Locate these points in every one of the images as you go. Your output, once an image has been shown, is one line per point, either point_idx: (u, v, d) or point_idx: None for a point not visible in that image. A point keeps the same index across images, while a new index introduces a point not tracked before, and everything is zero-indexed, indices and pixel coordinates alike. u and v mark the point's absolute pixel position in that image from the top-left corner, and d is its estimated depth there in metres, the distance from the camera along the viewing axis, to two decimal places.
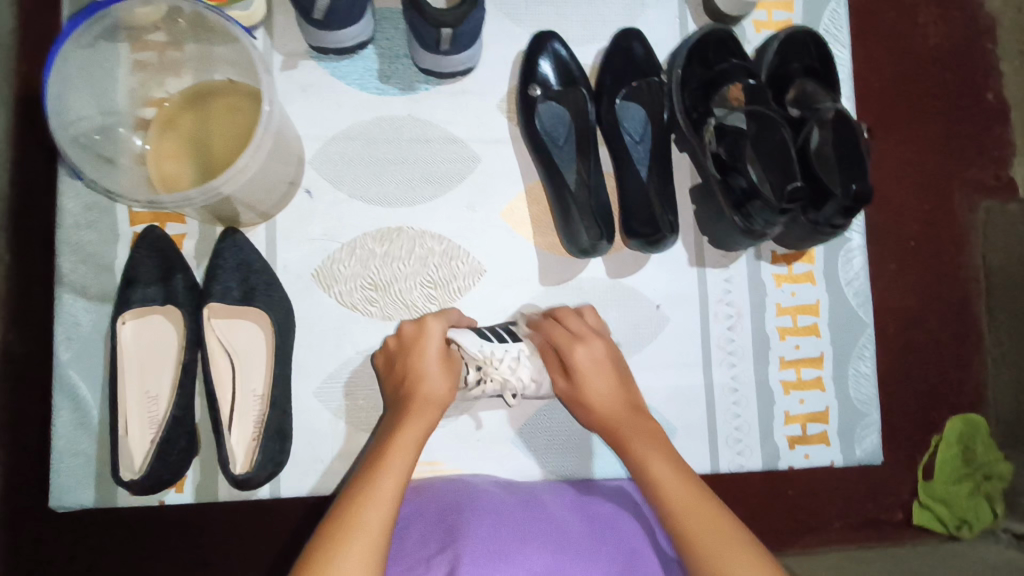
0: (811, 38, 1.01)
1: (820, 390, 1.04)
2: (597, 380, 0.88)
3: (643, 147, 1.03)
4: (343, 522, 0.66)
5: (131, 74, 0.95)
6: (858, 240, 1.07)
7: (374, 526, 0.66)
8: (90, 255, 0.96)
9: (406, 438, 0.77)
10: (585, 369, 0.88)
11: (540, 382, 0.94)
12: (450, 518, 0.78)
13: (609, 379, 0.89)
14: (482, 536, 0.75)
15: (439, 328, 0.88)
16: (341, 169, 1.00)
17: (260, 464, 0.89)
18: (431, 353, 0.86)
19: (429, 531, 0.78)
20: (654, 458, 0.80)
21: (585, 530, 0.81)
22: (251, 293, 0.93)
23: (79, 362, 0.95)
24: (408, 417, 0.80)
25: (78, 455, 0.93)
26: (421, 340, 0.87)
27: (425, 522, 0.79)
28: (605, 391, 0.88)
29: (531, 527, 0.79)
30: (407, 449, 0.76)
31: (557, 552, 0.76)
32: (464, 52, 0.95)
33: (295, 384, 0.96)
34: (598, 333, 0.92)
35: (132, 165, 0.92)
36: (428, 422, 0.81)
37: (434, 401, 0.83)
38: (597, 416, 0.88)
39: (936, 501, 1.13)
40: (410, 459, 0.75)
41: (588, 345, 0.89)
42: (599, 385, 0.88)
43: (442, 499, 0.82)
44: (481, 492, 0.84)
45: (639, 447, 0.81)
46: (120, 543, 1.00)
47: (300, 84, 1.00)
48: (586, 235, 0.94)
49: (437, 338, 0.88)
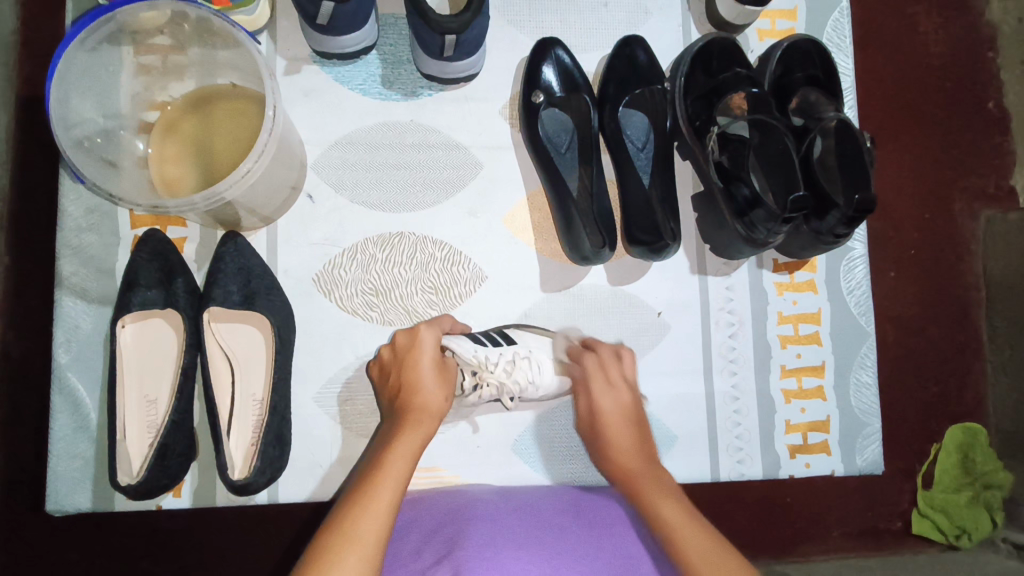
0: (814, 47, 1.00)
1: (820, 399, 1.04)
2: (624, 429, 0.87)
3: (646, 154, 1.03)
4: (337, 534, 0.65)
5: (134, 78, 0.94)
6: (860, 249, 1.07)
7: (367, 537, 0.65)
8: (90, 258, 0.96)
9: (401, 447, 0.76)
10: (609, 418, 0.88)
11: (536, 384, 0.94)
12: (445, 531, 0.77)
13: (631, 429, 0.87)
14: (477, 542, 0.74)
15: (432, 337, 0.87)
16: (342, 173, 1.00)
17: (259, 470, 0.88)
18: (426, 362, 0.85)
19: (423, 545, 0.76)
20: (666, 499, 0.78)
21: (583, 540, 0.80)
22: (252, 297, 0.92)
23: (78, 365, 0.94)
24: (405, 427, 0.79)
25: (75, 458, 0.93)
26: (415, 348, 0.86)
27: (418, 538, 0.78)
28: (627, 440, 0.86)
29: (527, 534, 0.78)
30: (402, 457, 0.75)
31: (554, 557, 0.75)
32: (467, 58, 0.95)
33: (295, 389, 0.96)
34: (625, 379, 0.91)
35: (134, 168, 0.92)
36: (425, 430, 0.79)
37: (431, 409, 0.82)
38: (616, 463, 0.85)
39: (936, 510, 1.12)
40: (405, 468, 0.74)
41: (615, 394, 0.89)
42: (623, 432, 0.87)
43: (436, 517, 0.81)
44: (475, 504, 0.83)
45: (652, 488, 0.79)
46: (118, 546, 1.00)
47: (302, 88, 1.00)
48: (588, 242, 0.94)
49: (430, 345, 0.87)
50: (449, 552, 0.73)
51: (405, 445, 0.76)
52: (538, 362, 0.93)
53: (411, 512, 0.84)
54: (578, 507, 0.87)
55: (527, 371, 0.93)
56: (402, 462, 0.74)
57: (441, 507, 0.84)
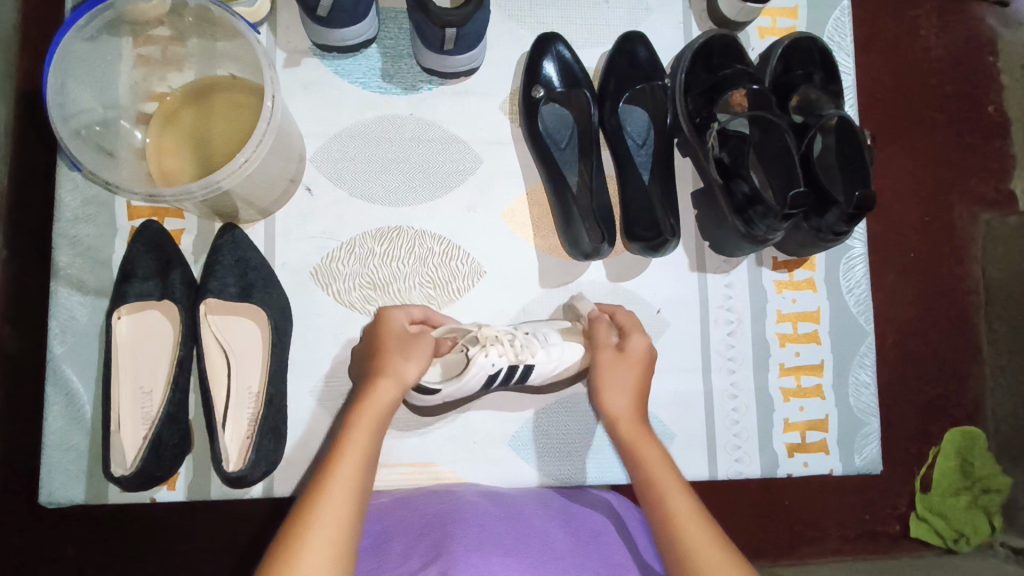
0: (816, 45, 1.01)
1: (819, 398, 1.04)
2: (630, 377, 0.86)
3: (647, 151, 1.03)
4: (300, 516, 0.62)
5: (133, 69, 0.94)
6: (860, 248, 1.06)
7: (332, 513, 0.62)
8: (88, 249, 0.95)
9: (360, 419, 0.73)
10: (635, 356, 0.88)
11: (542, 342, 0.91)
12: (432, 534, 0.76)
13: (636, 381, 0.86)
14: (465, 546, 0.73)
15: (400, 316, 0.88)
16: (342, 166, 0.99)
17: (255, 462, 0.87)
18: (394, 334, 0.85)
19: (410, 549, 0.75)
20: (656, 459, 0.77)
21: (571, 546, 0.79)
22: (249, 290, 0.92)
23: (73, 356, 0.93)
24: (364, 398, 0.75)
25: (69, 450, 0.92)
26: (384, 325, 0.86)
27: (405, 542, 0.76)
28: (629, 393, 0.85)
29: (514, 541, 0.77)
30: (362, 429, 0.71)
31: (540, 564, 0.74)
32: (467, 53, 0.94)
33: (290, 383, 0.95)
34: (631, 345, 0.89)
35: (132, 158, 0.92)
36: (389, 395, 0.76)
37: (394, 375, 0.78)
38: (613, 416, 0.84)
39: (934, 514, 1.12)
40: (366, 440, 0.71)
41: (632, 347, 0.88)
42: (627, 381, 0.86)
43: (421, 518, 0.80)
44: (462, 506, 0.82)
45: (646, 449, 0.78)
46: (115, 539, 1.00)
47: (302, 81, 1.00)
48: (587, 237, 0.94)
49: (398, 323, 0.87)
50: (435, 555, 0.71)
51: (364, 417, 0.73)
52: (543, 334, 0.92)
53: (395, 516, 0.82)
54: (566, 514, 0.86)
55: (534, 339, 0.91)
56: (362, 434, 0.71)
57: (428, 508, 0.82)
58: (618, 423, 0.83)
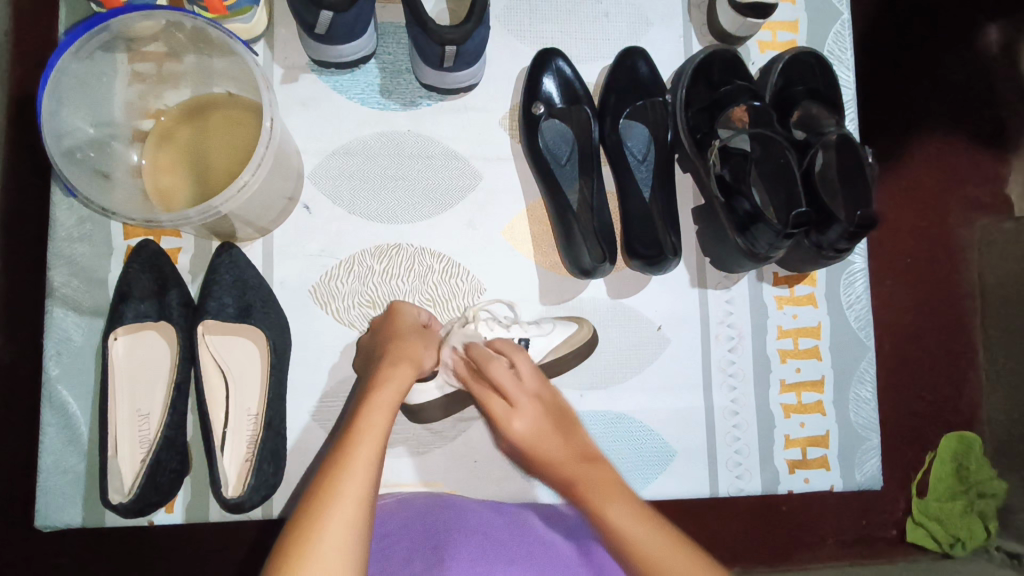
0: (815, 60, 1.00)
1: (820, 414, 1.04)
2: (558, 446, 0.75)
3: (647, 166, 1.03)
4: (316, 498, 0.60)
5: (128, 87, 0.93)
6: (860, 263, 1.06)
7: (350, 496, 0.60)
8: (82, 269, 0.94)
9: (378, 398, 0.71)
10: (530, 440, 0.76)
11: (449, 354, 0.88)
12: (434, 537, 0.76)
13: (564, 446, 0.75)
14: (466, 553, 0.73)
15: (410, 310, 0.89)
16: (341, 184, 0.98)
17: (253, 488, 0.86)
18: (406, 327, 0.86)
19: (412, 550, 0.74)
20: (627, 515, 0.66)
21: (574, 553, 0.79)
22: (248, 311, 0.91)
23: (69, 377, 0.93)
24: (379, 381, 0.74)
25: (66, 473, 0.91)
26: (396, 319, 0.87)
27: (406, 542, 0.76)
28: (553, 456, 0.74)
29: (516, 546, 0.77)
30: (379, 410, 0.70)
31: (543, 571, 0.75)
32: (467, 69, 0.93)
33: (290, 402, 0.95)
34: (528, 392, 0.79)
35: (128, 179, 0.91)
36: (402, 377, 0.75)
37: (406, 360, 0.78)
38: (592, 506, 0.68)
39: (930, 518, 1.11)
40: (385, 420, 0.69)
41: (522, 410, 0.77)
42: (555, 449, 0.75)
43: (420, 520, 0.79)
44: (463, 510, 0.81)
45: (608, 509, 0.66)
46: (110, 560, 0.98)
47: (300, 97, 0.99)
48: (589, 256, 0.94)
49: (408, 318, 0.87)
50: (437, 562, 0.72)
51: (380, 397, 0.71)
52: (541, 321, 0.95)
53: (397, 513, 0.82)
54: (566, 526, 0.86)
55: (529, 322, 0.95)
56: (380, 414, 0.69)
57: (430, 509, 0.82)
58: (573, 488, 0.71)
